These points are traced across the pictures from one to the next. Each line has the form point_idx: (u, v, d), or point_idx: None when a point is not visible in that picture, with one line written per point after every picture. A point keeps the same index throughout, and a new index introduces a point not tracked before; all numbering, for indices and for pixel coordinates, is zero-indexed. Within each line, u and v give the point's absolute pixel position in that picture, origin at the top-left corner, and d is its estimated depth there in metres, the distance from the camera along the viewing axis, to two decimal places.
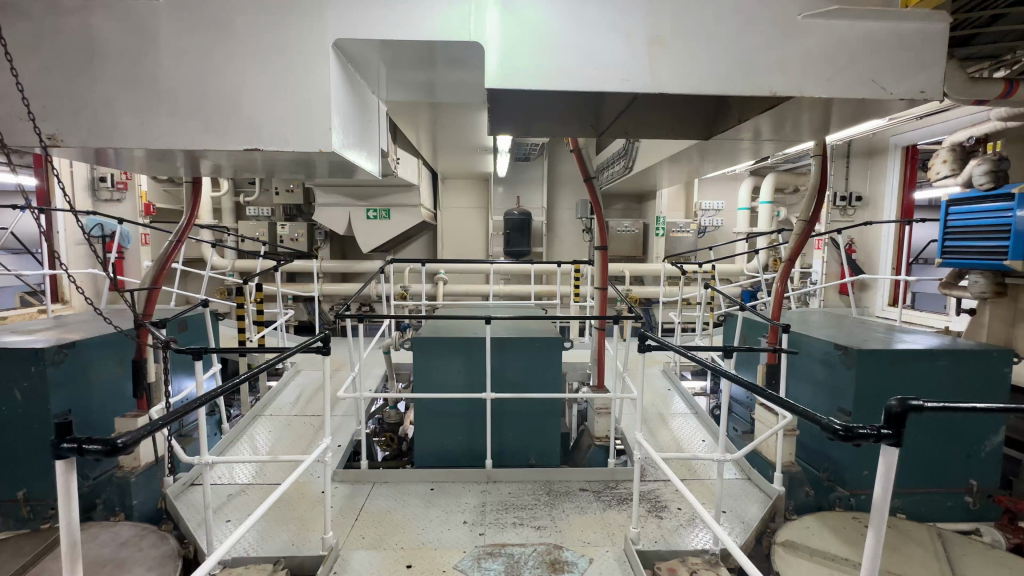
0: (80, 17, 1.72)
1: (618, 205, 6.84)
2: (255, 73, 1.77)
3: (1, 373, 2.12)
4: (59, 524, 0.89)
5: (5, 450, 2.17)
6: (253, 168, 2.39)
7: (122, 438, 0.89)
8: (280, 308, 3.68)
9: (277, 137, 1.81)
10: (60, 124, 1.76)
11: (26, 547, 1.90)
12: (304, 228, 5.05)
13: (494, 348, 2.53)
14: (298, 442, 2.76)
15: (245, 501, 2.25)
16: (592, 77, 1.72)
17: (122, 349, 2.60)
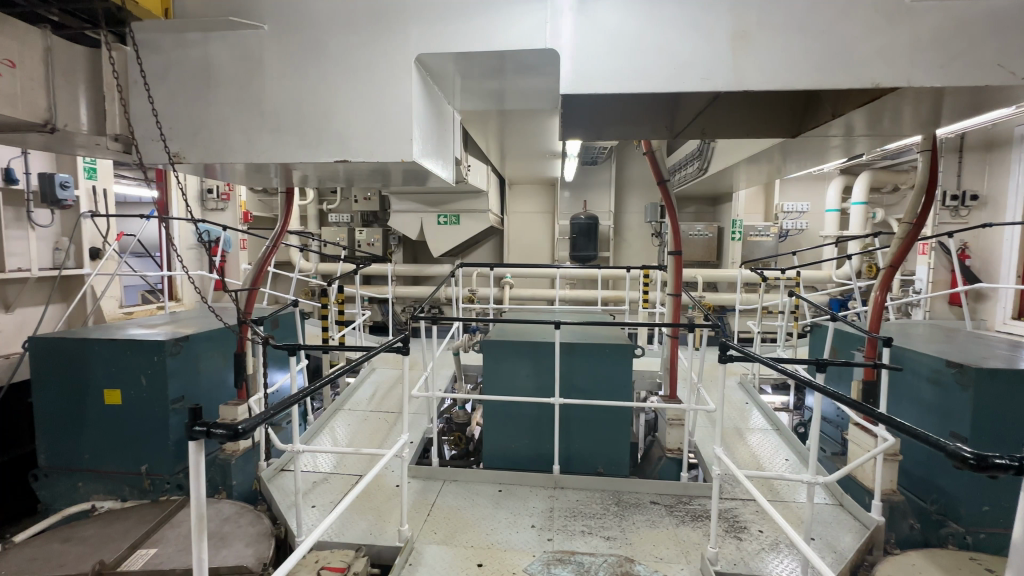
0: (200, 48, 1.94)
1: (690, 208, 6.58)
2: (346, 90, 1.90)
3: (131, 361, 2.43)
4: (190, 497, 0.99)
5: (131, 429, 2.47)
6: (337, 178, 2.56)
7: (242, 424, 0.99)
8: (359, 308, 3.91)
9: (363, 149, 1.92)
10: (183, 143, 2.00)
11: (148, 516, 2.12)
12: (380, 233, 5.34)
13: (563, 353, 2.53)
14: (374, 436, 2.92)
15: (328, 489, 2.42)
16: (670, 78, 1.67)
17: (226, 343, 2.90)
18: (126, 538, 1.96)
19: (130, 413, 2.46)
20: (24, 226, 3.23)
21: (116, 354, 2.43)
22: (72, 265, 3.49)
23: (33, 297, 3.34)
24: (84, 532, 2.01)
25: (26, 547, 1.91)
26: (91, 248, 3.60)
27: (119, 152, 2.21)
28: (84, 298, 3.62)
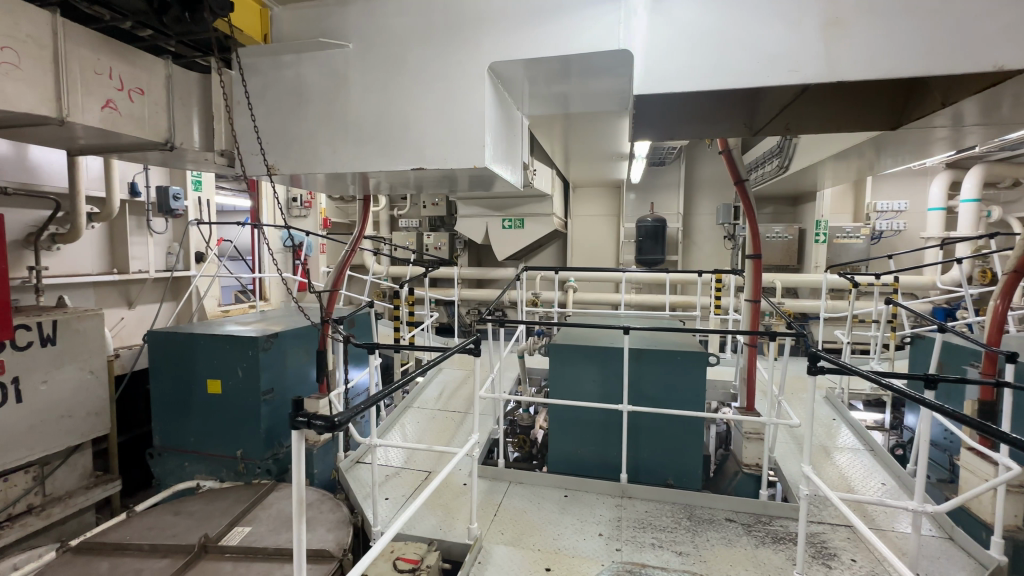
0: (293, 69, 2.11)
1: (767, 208, 6.20)
2: (422, 100, 1.98)
3: (229, 355, 2.68)
4: (292, 482, 1.06)
5: (228, 416, 2.72)
6: (410, 185, 2.68)
7: (338, 417, 1.05)
8: (427, 310, 4.05)
9: (438, 157, 1.99)
10: (278, 157, 2.18)
11: (243, 496, 2.31)
12: (446, 237, 5.50)
13: (632, 359, 2.47)
14: (442, 434, 3.00)
15: (400, 483, 2.52)
16: (755, 72, 1.59)
17: (310, 340, 3.11)
18: (225, 515, 2.15)
19: (228, 402, 2.71)
20: (144, 233, 3.67)
21: (218, 347, 2.70)
22: (181, 267, 3.91)
23: (150, 295, 3.78)
24: (191, 507, 2.23)
25: (144, 516, 2.15)
26: (196, 252, 4.01)
27: (223, 165, 2.46)
28: (190, 297, 4.04)
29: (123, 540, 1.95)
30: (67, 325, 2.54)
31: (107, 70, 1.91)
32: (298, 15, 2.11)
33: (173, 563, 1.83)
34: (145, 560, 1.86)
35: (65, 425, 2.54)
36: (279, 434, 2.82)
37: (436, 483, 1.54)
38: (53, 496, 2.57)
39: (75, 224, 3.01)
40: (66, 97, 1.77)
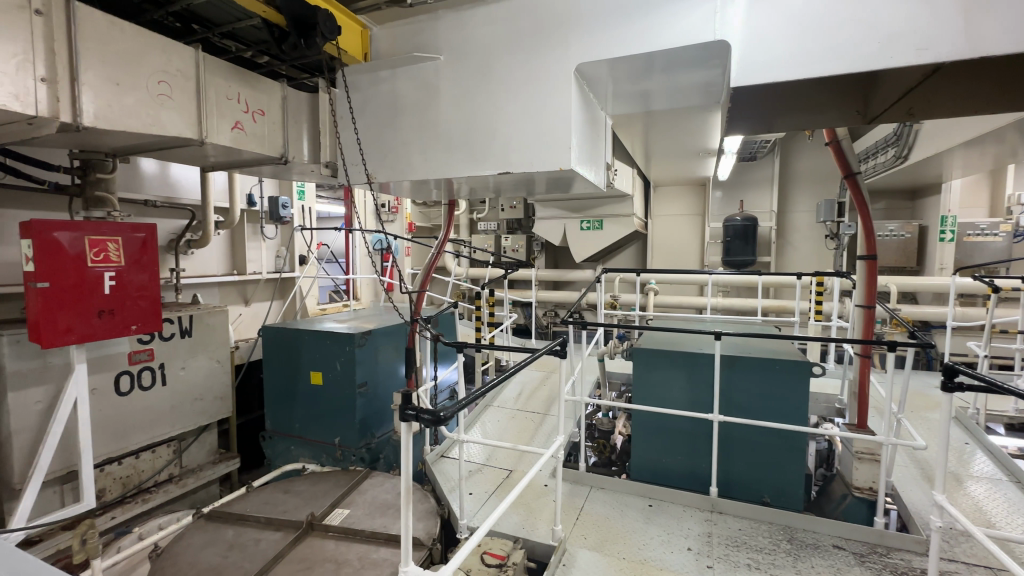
0: (390, 84, 2.26)
1: (878, 204, 5.58)
2: (509, 106, 2.03)
3: (329, 350, 2.92)
4: (401, 469, 1.12)
5: (328, 406, 2.96)
6: (493, 189, 2.74)
7: (443, 411, 1.10)
8: (506, 311, 4.12)
9: (524, 161, 2.02)
10: (376, 166, 2.34)
11: (342, 481, 2.50)
12: (524, 239, 5.54)
13: (723, 367, 2.33)
14: (522, 434, 3.04)
15: (483, 479, 2.59)
16: (874, 54, 1.44)
17: (399, 338, 3.30)
18: (327, 497, 2.34)
19: (328, 392, 2.95)
20: (258, 239, 4.10)
21: (320, 342, 2.95)
22: (288, 269, 4.32)
23: (262, 294, 4.20)
24: (298, 487, 2.45)
25: (260, 492, 2.40)
26: (300, 256, 4.41)
27: (328, 176, 2.68)
28: (294, 296, 4.45)
29: (244, 511, 2.20)
30: (200, 320, 2.90)
31: (236, 96, 2.17)
32: (394, 32, 2.25)
33: (285, 537, 2.03)
34: (262, 530, 2.08)
35: (198, 406, 2.90)
36: (372, 425, 3.01)
37: (526, 480, 1.56)
38: (188, 468, 2.95)
39: (205, 232, 3.43)
40: (205, 121, 2.03)
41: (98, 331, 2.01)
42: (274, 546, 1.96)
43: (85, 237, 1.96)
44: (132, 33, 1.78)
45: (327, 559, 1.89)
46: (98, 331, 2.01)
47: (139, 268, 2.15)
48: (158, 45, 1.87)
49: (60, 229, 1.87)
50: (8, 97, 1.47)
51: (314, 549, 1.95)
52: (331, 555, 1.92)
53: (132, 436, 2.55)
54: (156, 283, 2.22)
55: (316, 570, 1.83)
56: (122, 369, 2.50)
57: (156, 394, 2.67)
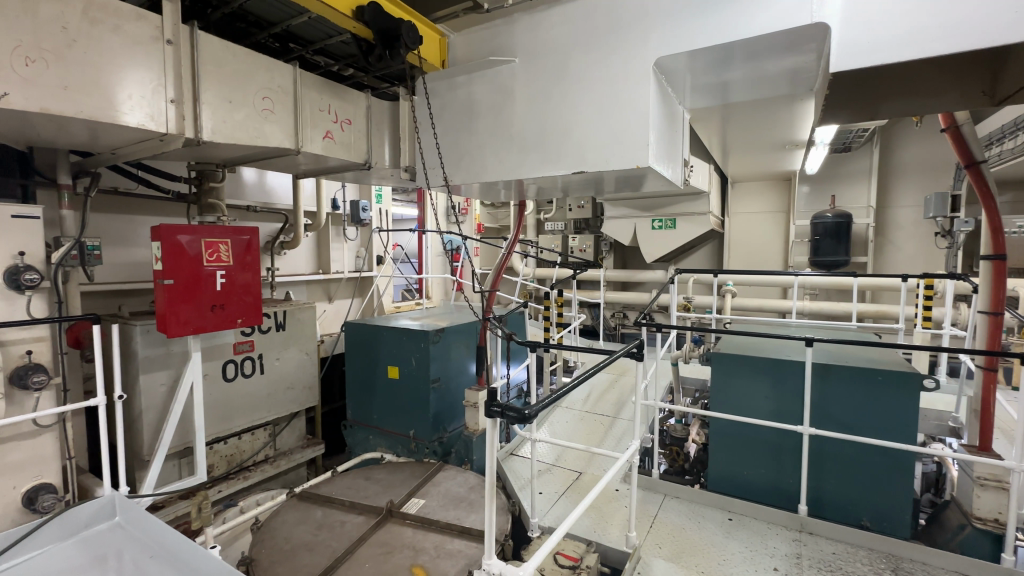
0: (466, 88, 2.33)
1: (1003, 196, 4.90)
2: (585, 104, 2.00)
3: (406, 346, 3.05)
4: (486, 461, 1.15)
5: (403, 399, 3.10)
6: (564, 189, 2.73)
7: (527, 409, 1.11)
8: (574, 311, 4.08)
9: (598, 160, 2.00)
10: (453, 169, 2.42)
11: (417, 472, 2.61)
12: (592, 239, 5.44)
13: (815, 376, 2.16)
14: (592, 436, 2.99)
15: (552, 479, 2.59)
16: (1008, 26, 1.29)
17: (470, 336, 3.38)
18: (404, 486, 2.45)
19: (404, 386, 3.09)
20: (341, 240, 4.37)
21: (397, 338, 3.09)
22: (366, 268, 4.58)
23: (344, 292, 4.48)
24: (377, 474, 2.59)
25: (344, 477, 2.56)
26: (377, 256, 4.66)
27: (407, 180, 2.82)
28: (372, 294, 4.70)
29: (331, 494, 2.36)
30: (292, 315, 3.15)
31: (327, 107, 2.33)
32: (471, 38, 2.31)
33: (367, 521, 2.15)
34: (347, 513, 2.22)
35: (289, 395, 3.16)
36: (444, 419, 3.11)
37: (611, 475, 1.53)
38: (281, 450, 3.21)
39: (296, 234, 3.72)
40: (301, 132, 2.21)
41: (210, 323, 2.24)
42: (358, 529, 2.09)
43: (201, 239, 2.19)
44: (242, 55, 1.98)
45: (405, 545, 1.98)
46: (209, 323, 2.24)
47: (244, 268, 2.38)
48: (263, 64, 2.05)
49: (182, 232, 2.12)
50: (143, 118, 1.70)
51: (393, 535, 2.05)
52: (409, 542, 2.01)
53: (235, 419, 2.83)
54: (258, 281, 2.44)
55: (396, 555, 1.92)
56: (228, 358, 2.78)
57: (254, 382, 2.94)
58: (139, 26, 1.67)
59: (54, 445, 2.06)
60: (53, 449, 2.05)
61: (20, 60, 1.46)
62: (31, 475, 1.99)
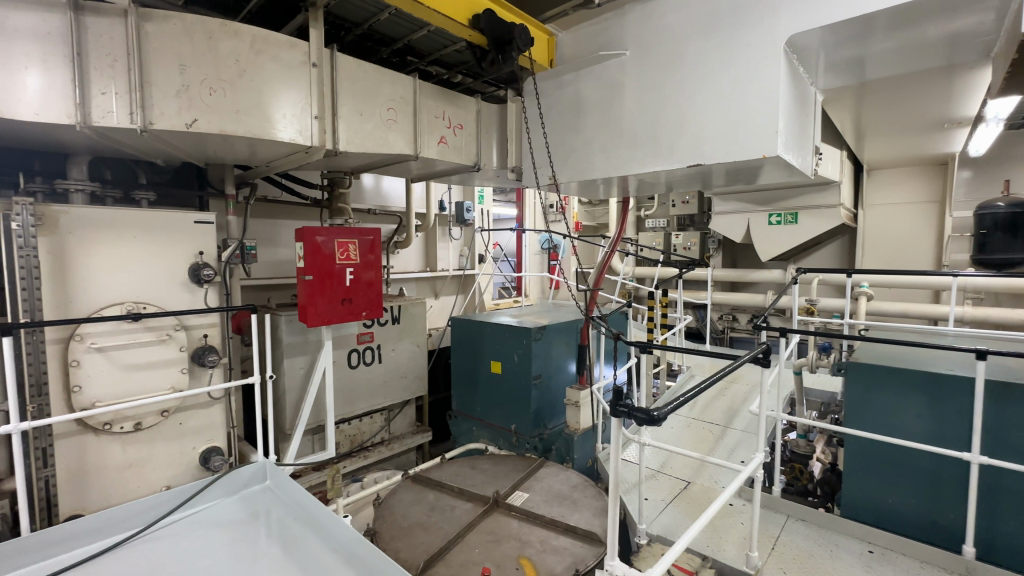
0: (574, 86, 2.32)
1: None
2: (702, 92, 1.89)
3: (508, 342, 3.13)
4: (611, 462, 1.14)
5: (505, 394, 3.18)
6: (675, 184, 2.60)
7: (656, 410, 1.06)
8: (680, 312, 3.84)
9: (717, 152, 1.88)
10: (560, 168, 2.44)
11: (520, 465, 2.66)
12: (697, 236, 5.12)
13: (987, 394, 1.82)
14: (701, 443, 2.82)
15: (658, 485, 2.49)
16: None
17: (570, 334, 3.37)
18: (508, 478, 2.51)
19: (506, 381, 3.17)
20: (446, 239, 4.61)
21: (500, 335, 3.18)
22: (469, 267, 4.77)
23: (449, 289, 4.71)
24: (483, 465, 2.69)
25: (452, 464, 2.70)
26: (479, 255, 4.84)
27: (513, 180, 2.89)
28: (474, 291, 4.89)
29: (441, 479, 2.49)
30: (406, 310, 3.39)
31: (442, 114, 2.47)
32: (579, 36, 2.31)
33: (475, 508, 2.24)
34: (456, 499, 2.33)
35: (402, 383, 3.40)
36: (545, 416, 3.14)
37: (736, 485, 1.42)
38: (395, 434, 3.47)
39: (408, 233, 3.95)
40: (420, 138, 2.36)
41: (340, 314, 2.49)
42: (467, 515, 2.19)
43: (335, 240, 2.44)
44: (372, 73, 2.17)
45: (512, 536, 2.03)
46: (340, 315, 2.49)
47: (368, 267, 2.61)
48: (388, 79, 2.23)
49: (319, 233, 2.38)
50: (294, 133, 1.93)
51: (500, 525, 2.12)
52: (515, 533, 2.06)
53: (357, 403, 3.12)
54: (380, 278, 2.66)
55: (503, 545, 1.98)
56: (352, 347, 3.07)
57: (374, 370, 3.21)
58: (291, 53, 1.89)
59: (221, 415, 2.43)
60: (221, 418, 2.42)
61: (206, 90, 1.76)
62: (205, 438, 2.38)
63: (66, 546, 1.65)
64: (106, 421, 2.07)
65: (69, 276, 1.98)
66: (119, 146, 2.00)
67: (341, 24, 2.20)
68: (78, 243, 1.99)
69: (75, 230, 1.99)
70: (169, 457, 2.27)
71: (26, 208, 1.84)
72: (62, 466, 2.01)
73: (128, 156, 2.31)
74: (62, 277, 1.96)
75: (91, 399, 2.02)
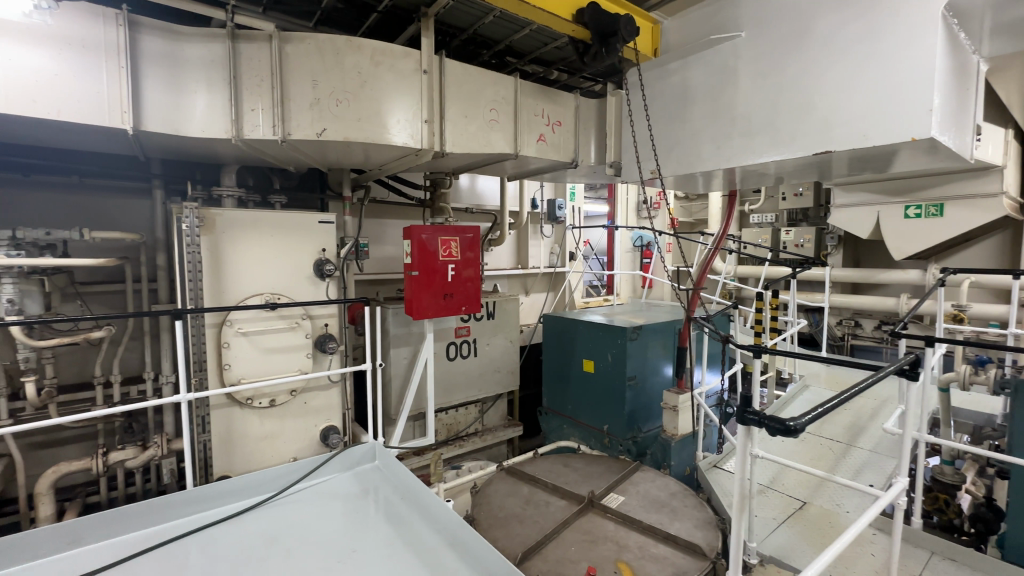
0: (680, 74, 2.21)
1: None
2: (835, 70, 1.70)
3: (603, 341, 3.08)
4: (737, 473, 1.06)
5: (598, 394, 3.13)
6: (794, 175, 2.37)
7: (793, 421, 0.97)
8: (792, 316, 3.49)
9: (851, 137, 1.68)
10: (663, 161, 2.35)
11: (614, 467, 2.60)
12: (813, 232, 4.65)
13: None
14: (819, 460, 2.55)
15: (768, 502, 2.29)
16: None
17: (668, 335, 3.22)
18: (603, 479, 2.47)
19: (599, 381, 3.11)
20: (538, 236, 4.64)
21: (594, 333, 3.14)
22: (560, 265, 4.77)
23: (539, 286, 4.74)
24: (576, 463, 2.67)
25: (545, 460, 2.72)
26: (570, 252, 4.82)
27: (611, 175, 2.83)
28: (565, 289, 4.88)
29: (534, 474, 2.52)
30: (501, 306, 3.48)
31: (541, 112, 2.48)
32: (686, 21, 2.20)
33: (570, 506, 2.24)
34: (550, 495, 2.34)
35: (495, 377, 3.49)
36: (639, 419, 3.05)
37: (875, 511, 1.26)
38: (488, 426, 3.58)
39: (502, 231, 4.00)
40: (520, 136, 2.40)
41: (442, 308, 2.61)
42: (562, 512, 2.19)
43: (438, 238, 2.56)
44: (476, 75, 2.24)
45: (609, 539, 2.00)
46: (442, 309, 2.61)
47: (467, 264, 2.70)
48: (492, 80, 2.30)
49: (424, 231, 2.51)
50: (407, 138, 2.05)
51: (595, 526, 2.09)
52: (612, 536, 2.02)
53: (454, 393, 3.26)
54: (478, 275, 2.75)
55: (600, 546, 1.95)
56: (450, 340, 3.21)
57: (470, 363, 3.34)
58: (405, 62, 2.01)
59: (338, 397, 2.67)
60: (338, 400, 2.67)
61: (334, 102, 1.93)
62: (324, 418, 2.63)
63: (219, 501, 1.92)
64: (248, 397, 2.38)
65: (222, 269, 2.29)
66: (261, 156, 2.28)
67: (448, 30, 2.30)
68: (229, 242, 2.30)
69: (227, 230, 2.29)
70: (296, 432, 2.54)
71: (192, 212, 2.16)
72: (215, 433, 2.35)
73: (266, 164, 2.62)
74: (217, 270, 2.28)
75: (238, 376, 2.32)
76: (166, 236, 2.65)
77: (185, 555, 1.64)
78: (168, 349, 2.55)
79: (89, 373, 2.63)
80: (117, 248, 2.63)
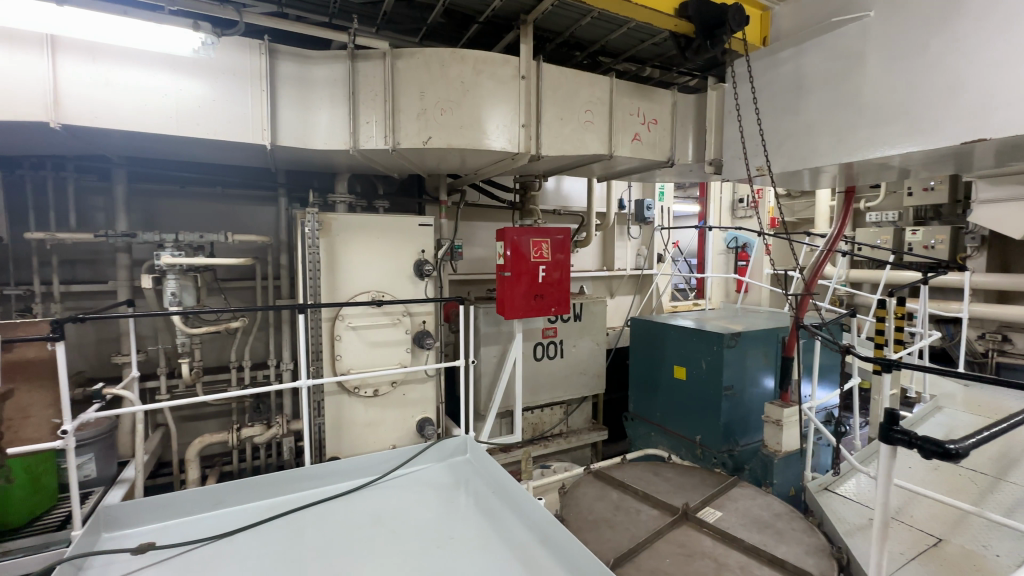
0: (794, 63, 2.06)
1: None
2: (991, 46, 1.48)
3: (697, 348, 2.94)
4: None
5: (690, 402, 2.99)
6: (931, 167, 2.10)
7: (953, 445, 0.87)
8: (922, 327, 3.08)
9: (1014, 121, 1.44)
10: (771, 157, 2.20)
11: (710, 480, 2.47)
12: (947, 232, 4.08)
13: None
14: (959, 494, 2.22)
15: (894, 535, 2.04)
16: None
17: (770, 343, 3.00)
18: (697, 492, 2.36)
19: (692, 388, 2.98)
20: (625, 238, 4.55)
21: (687, 339, 3.01)
22: (647, 267, 4.63)
23: (626, 288, 4.64)
24: (667, 473, 2.57)
25: (634, 466, 2.66)
26: (658, 254, 4.67)
27: (709, 173, 2.70)
28: (652, 292, 4.72)
29: (624, 480, 2.47)
30: (587, 308, 3.46)
31: (637, 110, 2.43)
32: (801, 5, 2.05)
33: (663, 517, 2.17)
34: (641, 503, 2.29)
35: (581, 379, 3.47)
36: (736, 431, 2.87)
37: None
38: (572, 428, 3.57)
39: (589, 233, 3.97)
40: (614, 137, 2.37)
41: (532, 309, 2.65)
42: (655, 522, 2.12)
43: (530, 239, 2.60)
44: (572, 78, 2.26)
45: (706, 554, 1.90)
46: (533, 309, 2.65)
47: (558, 266, 2.72)
48: (587, 81, 2.29)
49: (517, 233, 2.57)
50: (504, 142, 2.11)
51: (691, 540, 2.00)
52: (710, 552, 1.92)
53: (540, 394, 3.30)
54: (568, 277, 2.75)
55: (697, 561, 1.87)
56: (537, 340, 3.25)
57: (556, 364, 3.35)
58: (504, 69, 2.08)
59: (433, 391, 2.82)
60: (433, 394, 2.81)
61: (439, 111, 2.04)
62: (420, 410, 2.78)
63: (332, 479, 2.11)
64: (356, 386, 2.60)
65: (336, 269, 2.52)
66: (372, 165, 2.48)
67: (545, 35, 2.34)
68: (343, 244, 2.52)
69: (341, 232, 2.52)
70: (395, 421, 2.72)
71: (313, 218, 2.40)
72: (327, 417, 2.58)
73: (373, 172, 2.84)
74: (332, 270, 2.51)
75: (347, 366, 2.54)
76: (289, 238, 2.97)
77: (305, 526, 1.82)
78: (289, 339, 2.86)
79: (226, 357, 3.02)
80: (250, 249, 3.00)
